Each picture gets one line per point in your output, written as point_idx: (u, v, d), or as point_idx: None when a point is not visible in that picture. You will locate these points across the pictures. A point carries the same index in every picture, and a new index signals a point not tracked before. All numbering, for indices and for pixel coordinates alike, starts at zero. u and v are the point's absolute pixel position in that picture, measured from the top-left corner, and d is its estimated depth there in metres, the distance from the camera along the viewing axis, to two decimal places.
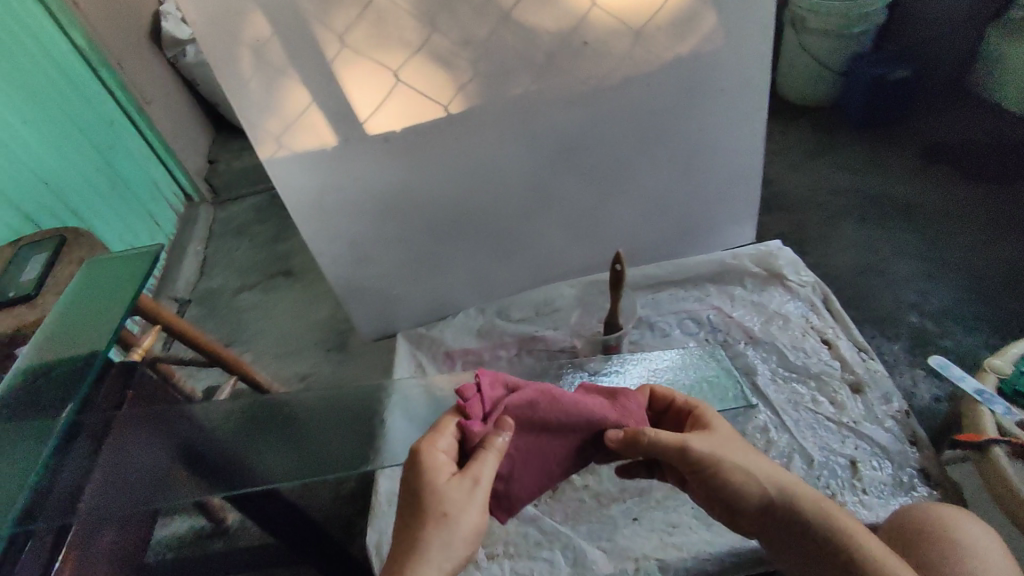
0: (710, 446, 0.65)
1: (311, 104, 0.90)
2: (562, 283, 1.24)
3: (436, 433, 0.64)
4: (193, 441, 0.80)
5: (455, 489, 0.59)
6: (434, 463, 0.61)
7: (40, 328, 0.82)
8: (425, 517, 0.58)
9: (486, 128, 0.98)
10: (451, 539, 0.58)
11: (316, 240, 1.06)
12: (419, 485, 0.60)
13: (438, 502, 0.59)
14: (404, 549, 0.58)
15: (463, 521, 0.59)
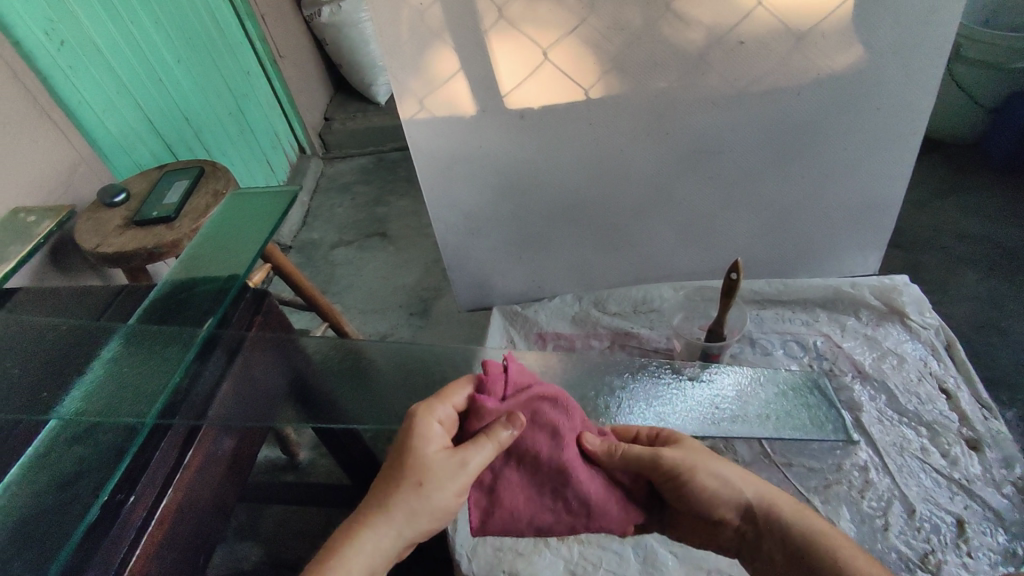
0: (684, 454, 0.66)
1: (458, 72, 0.93)
2: (663, 285, 1.22)
3: (434, 399, 0.63)
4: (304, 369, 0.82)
5: (440, 464, 0.59)
6: (428, 433, 0.61)
7: (187, 250, 0.89)
8: (401, 481, 0.58)
9: (621, 117, 0.98)
10: (418, 508, 0.58)
11: (435, 204, 1.10)
12: (413, 447, 0.60)
13: (425, 470, 0.59)
14: (374, 500, 0.59)
15: (435, 495, 0.58)
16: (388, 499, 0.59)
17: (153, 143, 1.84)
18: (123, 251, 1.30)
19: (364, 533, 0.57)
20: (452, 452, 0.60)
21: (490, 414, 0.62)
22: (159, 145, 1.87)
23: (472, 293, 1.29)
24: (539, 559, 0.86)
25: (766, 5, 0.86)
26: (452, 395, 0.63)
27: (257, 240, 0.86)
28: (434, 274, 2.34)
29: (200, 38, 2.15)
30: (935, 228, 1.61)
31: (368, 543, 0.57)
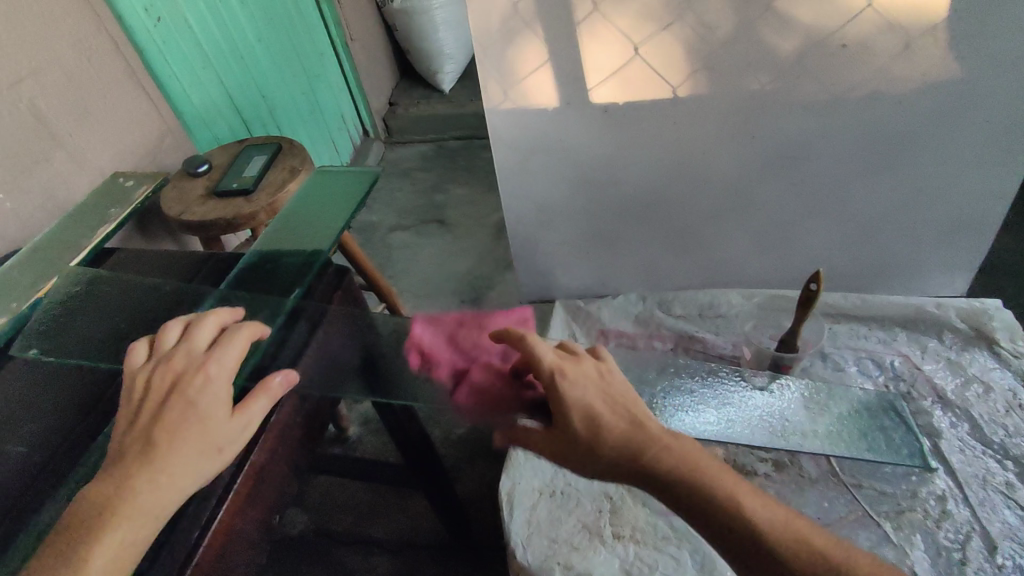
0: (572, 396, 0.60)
1: (545, 64, 0.93)
2: (732, 292, 1.20)
3: (200, 331, 0.64)
4: (379, 345, 0.83)
5: (195, 392, 0.58)
6: (203, 385, 0.58)
7: (273, 223, 0.93)
8: (183, 438, 0.55)
9: (707, 117, 0.96)
10: (196, 465, 0.55)
11: (509, 194, 1.10)
12: (173, 379, 0.59)
13: (181, 404, 0.57)
14: (140, 440, 0.55)
15: (215, 436, 0.56)
16: (149, 433, 0.55)
17: (232, 120, 1.92)
18: (205, 219, 1.35)
19: (132, 473, 0.53)
20: (204, 376, 0.59)
21: (233, 351, 0.62)
22: (237, 121, 1.94)
23: (534, 285, 1.30)
24: (594, 555, 0.86)
25: (876, 7, 0.82)
26: (228, 346, 0.62)
27: (340, 219, 0.89)
28: (487, 263, 2.35)
29: (280, 19, 2.21)
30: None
31: (164, 481, 0.53)
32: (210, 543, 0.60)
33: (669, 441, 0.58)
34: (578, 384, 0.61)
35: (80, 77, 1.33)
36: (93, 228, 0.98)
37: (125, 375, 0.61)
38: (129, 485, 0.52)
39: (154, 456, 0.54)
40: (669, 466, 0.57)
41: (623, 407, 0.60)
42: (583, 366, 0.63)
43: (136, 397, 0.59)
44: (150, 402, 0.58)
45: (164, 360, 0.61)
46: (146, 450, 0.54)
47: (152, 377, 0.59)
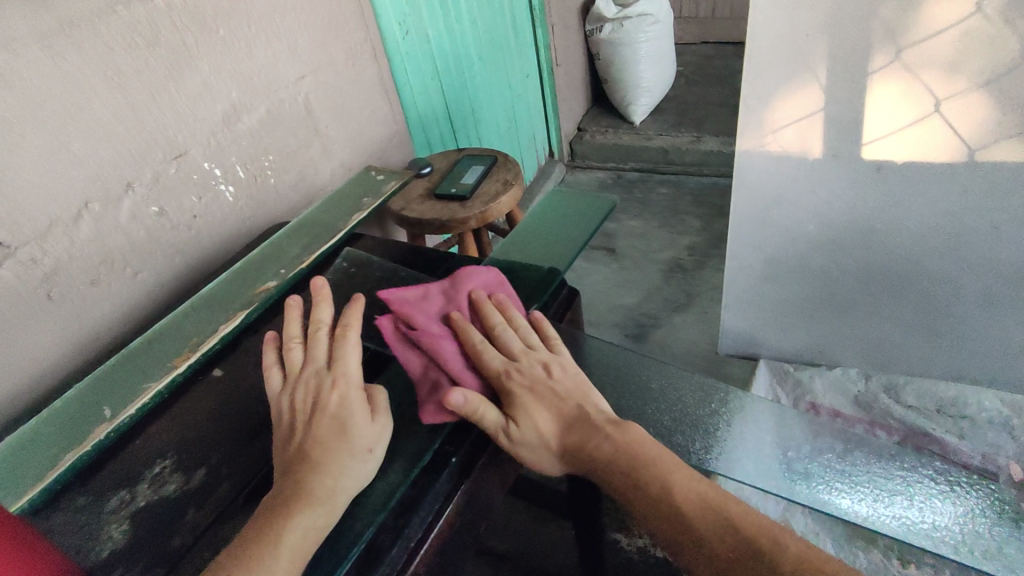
0: (524, 390, 0.66)
1: (818, 111, 0.87)
2: (985, 391, 1.03)
3: (314, 341, 0.71)
4: (600, 372, 0.79)
5: (336, 406, 0.64)
6: (340, 405, 0.64)
7: (508, 235, 0.96)
8: (345, 455, 0.61)
9: (1010, 190, 0.83)
10: (354, 470, 0.60)
11: (737, 240, 1.04)
12: (312, 396, 0.65)
13: (324, 417, 0.63)
14: (297, 448, 0.62)
15: (362, 442, 0.62)
16: (305, 443, 0.62)
17: (445, 128, 2.06)
18: (424, 217, 1.45)
19: (300, 473, 0.59)
20: (338, 390, 0.65)
21: (349, 360, 0.68)
22: (448, 130, 2.08)
23: (736, 338, 1.22)
24: None
25: None
26: (342, 359, 0.68)
27: (577, 241, 0.89)
28: (656, 301, 2.28)
29: (501, 41, 2.34)
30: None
31: (334, 487, 0.58)
32: (436, 539, 0.61)
33: (617, 435, 0.63)
34: (529, 375, 0.67)
35: (344, 79, 1.49)
36: (350, 213, 1.08)
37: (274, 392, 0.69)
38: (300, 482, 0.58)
39: (315, 459, 0.60)
40: (612, 457, 0.61)
41: (567, 399, 0.66)
42: (530, 361, 0.69)
43: (285, 412, 0.66)
44: (298, 415, 0.65)
45: (300, 378, 0.68)
46: (306, 456, 0.61)
47: (292, 392, 0.67)
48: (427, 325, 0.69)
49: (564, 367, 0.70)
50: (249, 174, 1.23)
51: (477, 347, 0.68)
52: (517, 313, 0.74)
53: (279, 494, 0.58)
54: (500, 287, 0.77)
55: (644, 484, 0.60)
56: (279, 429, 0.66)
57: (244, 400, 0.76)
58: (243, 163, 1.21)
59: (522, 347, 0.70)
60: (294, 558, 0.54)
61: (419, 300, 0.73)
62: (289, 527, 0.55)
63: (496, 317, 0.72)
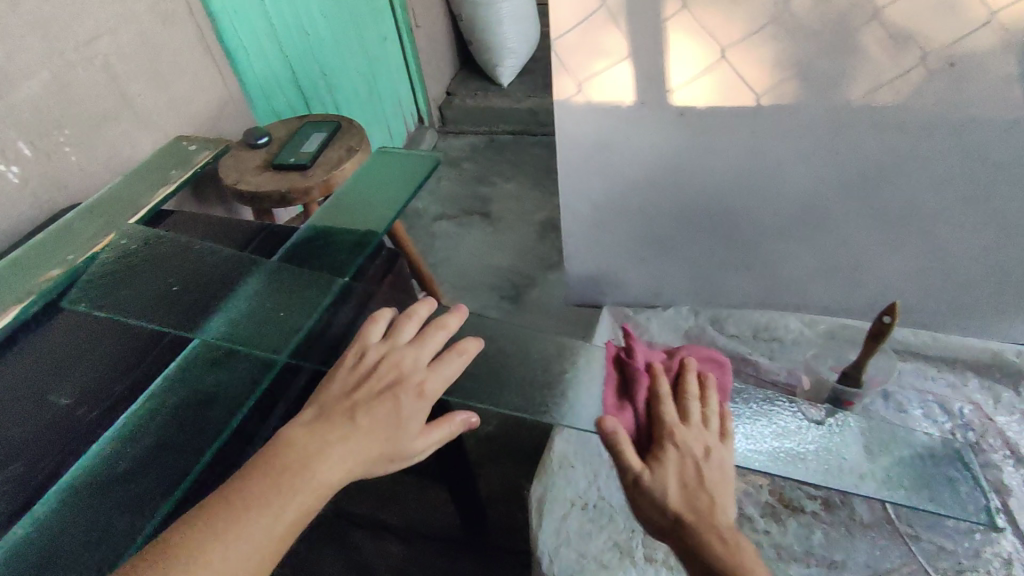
0: (708, 498, 0.62)
1: (623, 58, 0.89)
2: (791, 315, 1.13)
3: (430, 335, 0.66)
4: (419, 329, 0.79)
5: (384, 383, 0.61)
6: (395, 384, 0.61)
7: (327, 201, 0.92)
8: (370, 433, 0.57)
9: (788, 127, 0.90)
10: (364, 449, 0.57)
11: (568, 191, 1.07)
12: (394, 377, 0.62)
13: (387, 400, 0.59)
14: (344, 415, 0.58)
15: (397, 444, 0.58)
16: (353, 412, 0.59)
17: (292, 95, 1.92)
18: (260, 190, 1.35)
19: (329, 444, 0.56)
20: (420, 391, 0.61)
21: (449, 370, 0.64)
22: (296, 97, 1.94)
23: (582, 287, 1.26)
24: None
25: (994, 24, 0.75)
26: (429, 340, 0.66)
27: (395, 204, 0.87)
28: (529, 261, 2.32)
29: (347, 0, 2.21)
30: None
31: (323, 470, 0.54)
32: None
33: (727, 540, 0.59)
34: (687, 443, 0.65)
35: (156, 40, 1.33)
36: (156, 186, 0.99)
37: (369, 346, 0.65)
38: (317, 451, 0.55)
39: (354, 440, 0.56)
40: (715, 554, 0.58)
41: (707, 488, 0.62)
42: (698, 437, 0.65)
43: (358, 374, 0.62)
44: (365, 385, 0.61)
45: (393, 356, 0.64)
46: (331, 419, 0.58)
47: (386, 362, 0.63)
48: (638, 364, 0.74)
49: (722, 460, 0.65)
50: (38, 150, 1.08)
51: (664, 394, 0.68)
52: (715, 399, 0.70)
53: (291, 446, 0.55)
54: (715, 374, 0.76)
55: (717, 563, 0.57)
56: (339, 380, 0.62)
57: (15, 403, 0.64)
58: (28, 138, 1.06)
59: (715, 440, 0.66)
60: (279, 534, 0.51)
61: (645, 351, 0.78)
62: (288, 501, 0.52)
63: (711, 402, 0.69)
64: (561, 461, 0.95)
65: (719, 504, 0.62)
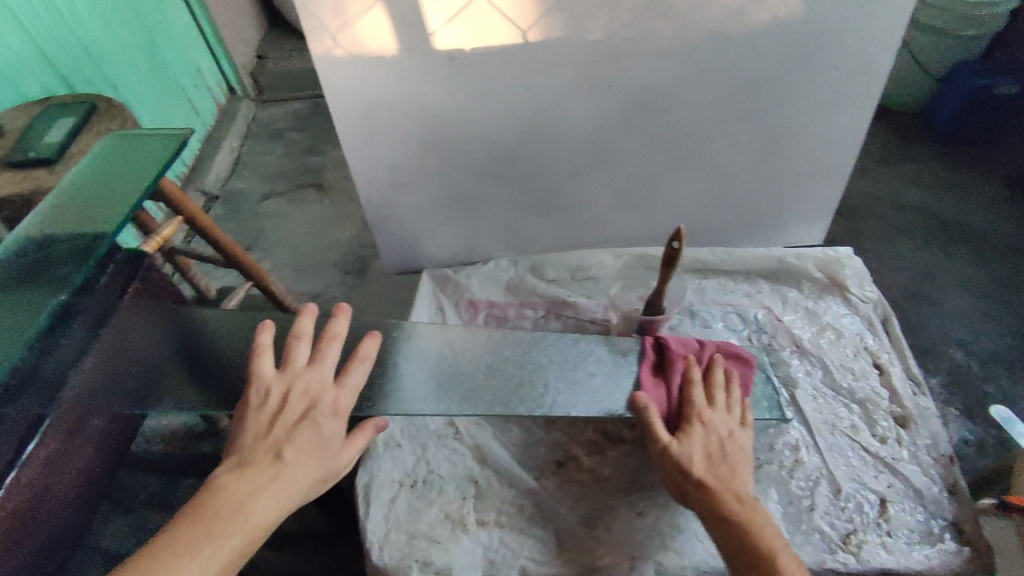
0: (727, 468, 0.73)
1: (374, 3, 0.80)
2: (604, 252, 1.13)
3: (327, 351, 0.72)
4: (195, 337, 0.77)
5: (303, 412, 0.67)
6: (313, 404, 0.67)
7: (46, 198, 0.76)
8: (296, 459, 0.64)
9: (560, 63, 0.87)
10: (288, 475, 0.63)
11: (355, 154, 0.98)
12: (307, 404, 0.68)
13: (306, 427, 0.66)
14: (267, 451, 0.64)
15: (328, 465, 0.66)
16: (279, 449, 0.64)
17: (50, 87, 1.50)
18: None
19: (258, 485, 0.61)
20: (334, 408, 0.68)
21: (356, 380, 0.71)
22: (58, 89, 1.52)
23: (400, 253, 1.19)
24: (456, 546, 0.81)
25: None
26: (328, 354, 0.72)
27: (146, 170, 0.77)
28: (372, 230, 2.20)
29: None
30: (872, 229, 1.77)
31: (256, 504, 0.60)
32: None
33: (742, 504, 0.70)
34: (722, 432, 0.77)
35: None
36: None
37: (269, 381, 0.69)
38: (247, 494, 0.60)
39: (283, 475, 0.62)
40: (728, 509, 0.69)
41: (727, 460, 0.74)
42: (722, 421, 0.78)
43: (268, 409, 0.67)
44: (280, 416, 0.66)
45: (299, 379, 0.69)
46: (255, 459, 0.63)
47: (292, 389, 0.68)
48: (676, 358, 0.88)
49: (743, 443, 0.77)
50: None
51: (714, 388, 0.82)
52: (737, 391, 0.83)
53: (222, 495, 0.60)
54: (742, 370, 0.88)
55: (731, 517, 0.69)
56: (250, 419, 0.67)
57: None
58: None
59: (735, 423, 0.79)
60: (221, 567, 0.57)
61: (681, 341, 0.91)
62: (225, 547, 0.57)
63: (734, 394, 0.82)
64: (386, 442, 0.91)
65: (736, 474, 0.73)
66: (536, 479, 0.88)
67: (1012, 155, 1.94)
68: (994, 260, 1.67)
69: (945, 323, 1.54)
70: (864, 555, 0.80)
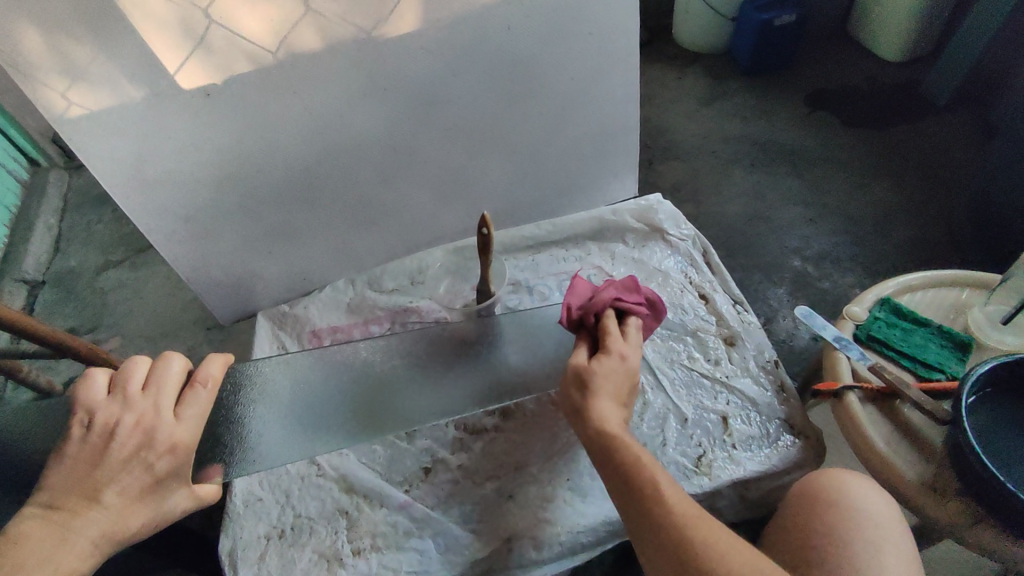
0: (612, 411, 0.70)
1: (98, 52, 0.75)
2: (436, 249, 1.13)
3: (162, 379, 0.61)
4: None
5: (132, 451, 0.57)
6: (147, 441, 0.58)
7: None
8: (124, 500, 0.56)
9: (328, 76, 0.87)
10: (112, 516, 0.55)
11: (140, 212, 0.90)
12: (138, 439, 0.58)
13: (136, 469, 0.57)
14: (82, 493, 0.54)
15: (162, 511, 0.58)
16: (98, 491, 0.55)
17: None
18: None
19: (71, 530, 0.52)
20: (172, 447, 0.59)
21: (201, 400, 0.63)
22: None
23: (232, 300, 1.12)
24: None
25: None
26: (168, 372, 0.62)
27: None
28: None
29: None
30: (707, 166, 1.89)
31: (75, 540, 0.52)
32: None
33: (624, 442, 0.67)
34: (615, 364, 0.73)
35: None
36: None
37: (94, 409, 0.58)
38: (57, 537, 0.52)
39: (102, 523, 0.54)
40: (621, 450, 0.66)
41: (621, 398, 0.72)
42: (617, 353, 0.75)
43: (90, 447, 0.56)
44: (104, 456, 0.56)
45: (128, 411, 0.59)
46: (67, 500, 0.54)
47: (119, 422, 0.57)
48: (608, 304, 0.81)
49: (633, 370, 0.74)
50: None
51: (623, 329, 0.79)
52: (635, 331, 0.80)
53: (23, 544, 0.50)
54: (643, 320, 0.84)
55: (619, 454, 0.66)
56: (69, 458, 0.56)
57: None
58: None
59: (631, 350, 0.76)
60: None
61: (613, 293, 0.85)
62: None
63: (632, 336, 0.78)
64: (246, 501, 0.86)
65: (605, 406, 0.70)
66: (406, 492, 0.87)
67: (806, 75, 2.15)
68: (809, 171, 1.85)
69: (781, 237, 1.68)
70: (715, 472, 0.86)
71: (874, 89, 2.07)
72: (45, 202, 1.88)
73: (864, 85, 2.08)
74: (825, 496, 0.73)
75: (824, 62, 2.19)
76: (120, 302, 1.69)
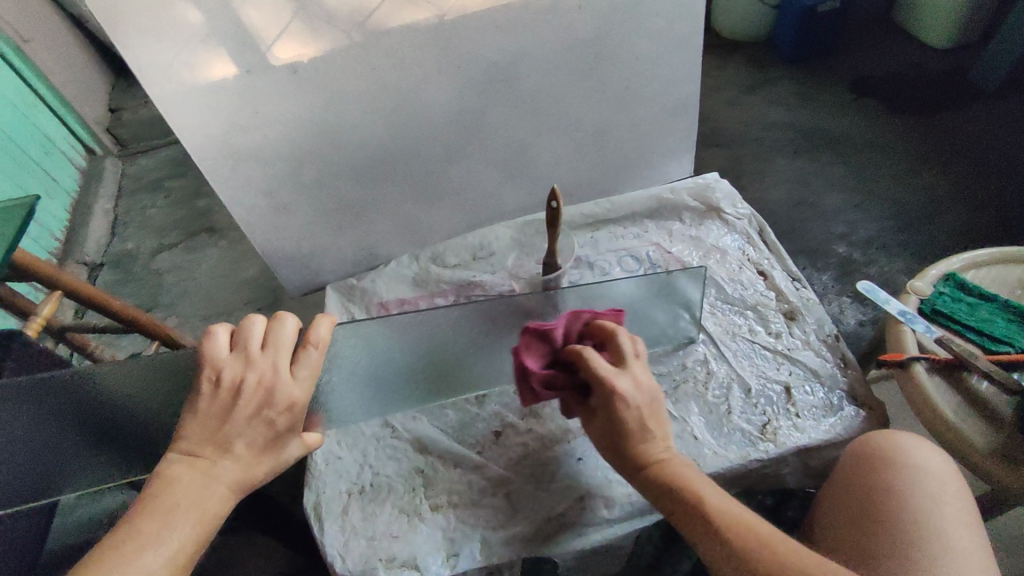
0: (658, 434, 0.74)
1: (201, 31, 0.79)
2: (497, 226, 1.17)
3: (279, 340, 0.62)
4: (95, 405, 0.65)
5: (255, 409, 0.60)
6: (268, 399, 0.60)
7: None
8: (249, 449, 0.61)
9: (407, 55, 0.91)
10: (242, 464, 0.61)
11: (225, 187, 0.95)
12: (261, 397, 0.60)
13: (260, 424, 0.61)
14: (215, 444, 0.60)
15: (280, 459, 0.64)
16: (229, 441, 0.60)
17: None
18: None
19: (209, 477, 0.59)
20: (290, 405, 0.62)
21: (314, 361, 0.63)
22: None
23: (300, 275, 1.17)
24: (416, 535, 0.83)
25: None
26: (284, 335, 0.62)
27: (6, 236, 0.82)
28: None
29: None
30: (751, 152, 1.89)
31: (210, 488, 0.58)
32: None
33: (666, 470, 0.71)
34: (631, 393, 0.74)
35: None
36: None
37: (221, 366, 0.60)
38: (195, 484, 0.58)
39: (233, 470, 0.60)
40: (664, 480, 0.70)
41: (651, 421, 0.74)
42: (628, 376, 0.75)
43: (218, 402, 0.59)
44: (232, 411, 0.60)
45: (250, 370, 0.60)
46: (203, 448, 0.59)
47: (244, 381, 0.60)
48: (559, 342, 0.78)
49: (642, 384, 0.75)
50: None
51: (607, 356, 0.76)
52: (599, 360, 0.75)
53: (173, 489, 0.57)
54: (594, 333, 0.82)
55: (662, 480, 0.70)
56: (200, 411, 0.59)
57: None
58: None
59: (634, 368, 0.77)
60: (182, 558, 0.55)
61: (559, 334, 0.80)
62: (174, 536, 0.55)
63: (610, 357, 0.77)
64: (327, 458, 0.91)
65: (629, 423, 0.73)
66: (478, 454, 0.91)
67: (851, 61, 2.13)
68: (856, 157, 1.84)
69: (827, 222, 1.68)
70: (781, 439, 0.88)
71: (922, 74, 2.04)
72: (103, 188, 1.96)
73: (911, 70, 2.06)
74: (891, 452, 0.74)
75: (870, 48, 2.17)
76: (177, 282, 1.76)
